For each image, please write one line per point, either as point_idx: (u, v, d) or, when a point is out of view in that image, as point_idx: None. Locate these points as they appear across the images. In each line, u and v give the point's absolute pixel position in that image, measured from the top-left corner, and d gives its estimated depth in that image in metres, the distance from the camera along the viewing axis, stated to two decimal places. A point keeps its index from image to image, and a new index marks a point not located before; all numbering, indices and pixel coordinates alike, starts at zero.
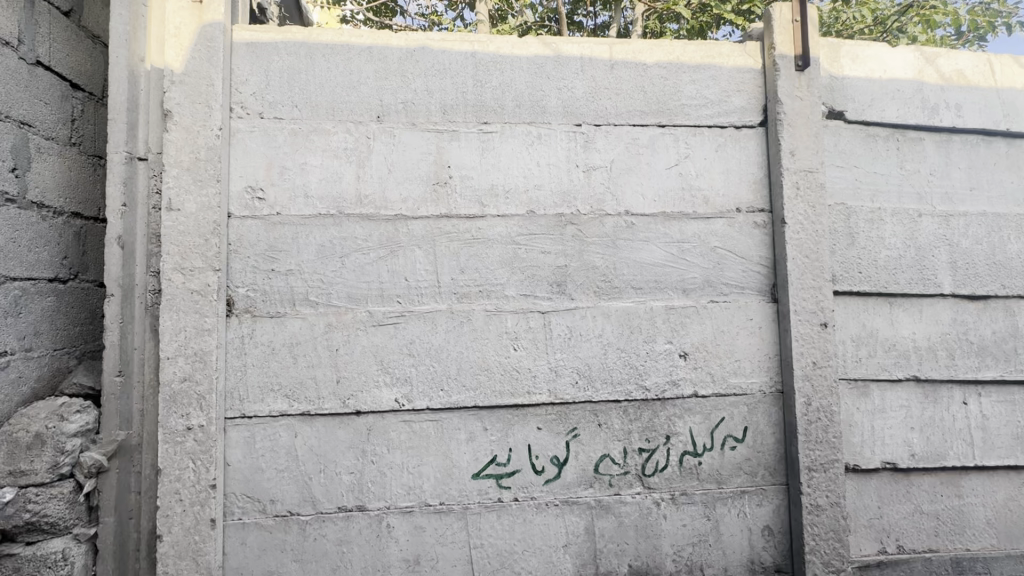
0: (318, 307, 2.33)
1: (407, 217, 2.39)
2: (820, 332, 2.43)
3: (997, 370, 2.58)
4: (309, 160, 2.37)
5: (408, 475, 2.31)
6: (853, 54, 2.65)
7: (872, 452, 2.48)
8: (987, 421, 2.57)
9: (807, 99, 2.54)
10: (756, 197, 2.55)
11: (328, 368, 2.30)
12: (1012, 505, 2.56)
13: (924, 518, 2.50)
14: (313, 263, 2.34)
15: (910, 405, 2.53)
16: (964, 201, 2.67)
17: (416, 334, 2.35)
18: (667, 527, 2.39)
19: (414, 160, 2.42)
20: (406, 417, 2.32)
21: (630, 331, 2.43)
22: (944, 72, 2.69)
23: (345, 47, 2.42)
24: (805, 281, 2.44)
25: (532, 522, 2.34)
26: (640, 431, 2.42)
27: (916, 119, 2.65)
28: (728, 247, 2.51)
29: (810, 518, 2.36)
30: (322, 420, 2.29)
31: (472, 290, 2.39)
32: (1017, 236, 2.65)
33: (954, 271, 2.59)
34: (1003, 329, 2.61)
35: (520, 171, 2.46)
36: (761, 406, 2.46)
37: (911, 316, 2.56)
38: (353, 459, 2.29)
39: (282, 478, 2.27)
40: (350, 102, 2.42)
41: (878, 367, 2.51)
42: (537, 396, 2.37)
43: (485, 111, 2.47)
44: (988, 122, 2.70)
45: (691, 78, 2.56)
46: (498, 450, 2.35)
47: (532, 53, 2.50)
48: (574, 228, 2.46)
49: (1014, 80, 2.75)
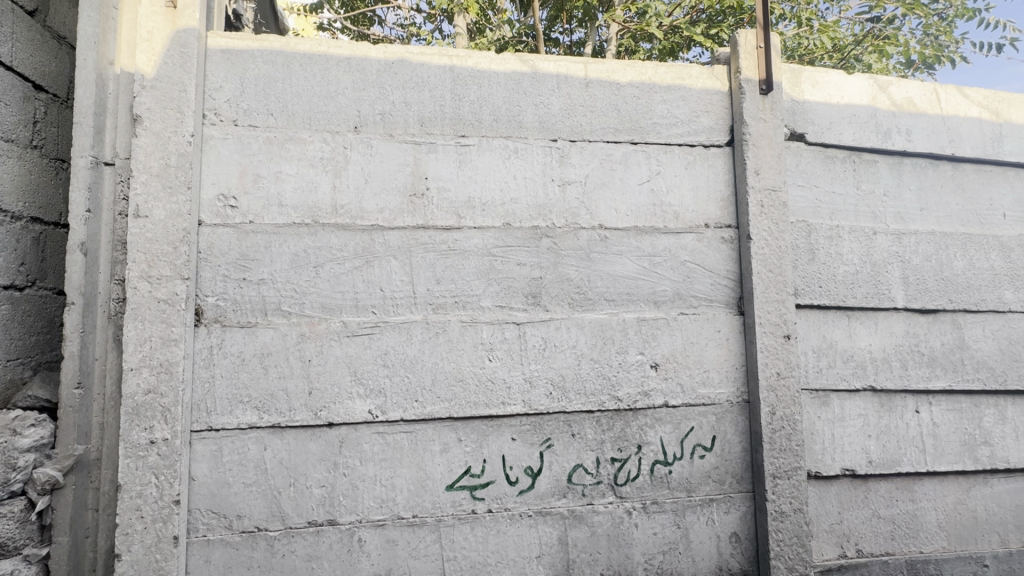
0: (291, 316, 2.30)
1: (383, 227, 2.39)
2: (784, 343, 2.53)
3: (946, 380, 2.74)
4: (284, 169, 2.36)
5: (381, 488, 2.29)
6: (813, 80, 2.79)
7: (832, 459, 2.58)
8: (938, 428, 2.71)
9: (770, 121, 2.67)
10: (724, 213, 2.65)
11: (300, 379, 2.27)
12: (961, 509, 2.70)
13: (881, 522, 2.61)
14: (286, 272, 2.31)
15: (867, 414, 2.65)
16: (914, 220, 2.83)
17: (391, 345, 2.34)
18: (639, 535, 2.43)
19: (391, 171, 2.43)
20: (380, 428, 2.30)
21: (603, 343, 2.48)
22: (895, 99, 2.87)
23: (323, 56, 2.43)
24: (768, 295, 2.54)
25: (505, 534, 2.34)
26: (612, 441, 2.46)
27: (871, 142, 2.81)
28: (697, 261, 2.59)
29: (775, 524, 2.44)
30: (292, 432, 2.25)
31: (448, 301, 2.40)
32: (962, 253, 2.83)
33: (906, 285, 2.74)
34: (951, 341, 2.77)
35: (497, 184, 2.49)
36: (728, 415, 2.54)
37: (868, 328, 2.69)
38: (324, 472, 2.25)
39: (250, 492, 2.21)
40: (327, 112, 2.42)
41: (838, 378, 2.63)
42: (512, 406, 2.39)
43: (463, 124, 2.50)
44: (935, 146, 2.88)
45: (662, 98, 2.66)
46: (473, 461, 2.35)
47: (509, 69, 2.55)
48: (550, 241, 2.50)
49: (959, 108, 2.94)
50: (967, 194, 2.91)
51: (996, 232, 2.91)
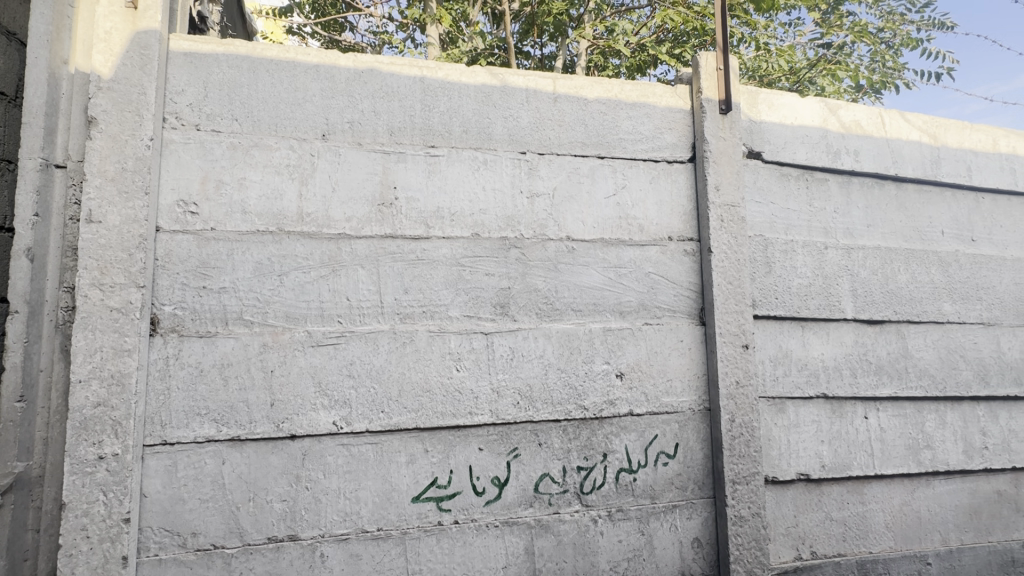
0: (253, 326, 2.24)
1: (350, 236, 2.37)
2: (742, 353, 2.62)
3: (892, 387, 2.89)
4: (248, 176, 2.31)
5: (345, 501, 2.24)
6: (769, 101, 2.94)
7: (788, 464, 2.68)
8: (885, 433, 2.86)
9: (729, 140, 2.79)
10: (686, 227, 2.74)
11: (262, 391, 2.21)
12: (906, 510, 2.85)
13: (834, 524, 2.72)
14: (249, 280, 2.26)
15: (821, 421, 2.77)
16: (862, 236, 3.00)
17: (357, 355, 2.31)
18: (604, 543, 2.46)
19: (359, 179, 2.42)
20: (345, 440, 2.27)
21: (570, 352, 2.51)
22: (844, 121, 3.05)
23: (290, 63, 2.41)
24: (728, 306, 2.63)
25: (472, 545, 2.33)
26: (578, 449, 2.49)
27: (823, 162, 2.97)
28: (661, 272, 2.67)
29: (734, 529, 2.51)
30: (252, 445, 2.19)
31: (416, 311, 2.40)
32: (905, 268, 3.01)
33: (855, 297, 2.89)
34: (896, 350, 2.93)
35: (466, 195, 2.51)
36: (690, 423, 2.61)
37: (820, 338, 2.82)
38: (286, 486, 2.20)
39: (206, 508, 2.13)
40: (294, 119, 2.39)
41: (793, 386, 2.74)
42: (479, 416, 2.39)
43: (432, 134, 2.51)
44: (881, 166, 3.07)
45: (628, 115, 2.75)
46: (439, 472, 2.34)
47: (479, 82, 2.59)
48: (518, 251, 2.53)
49: (901, 131, 3.15)
50: (909, 212, 3.10)
51: (935, 248, 3.11)
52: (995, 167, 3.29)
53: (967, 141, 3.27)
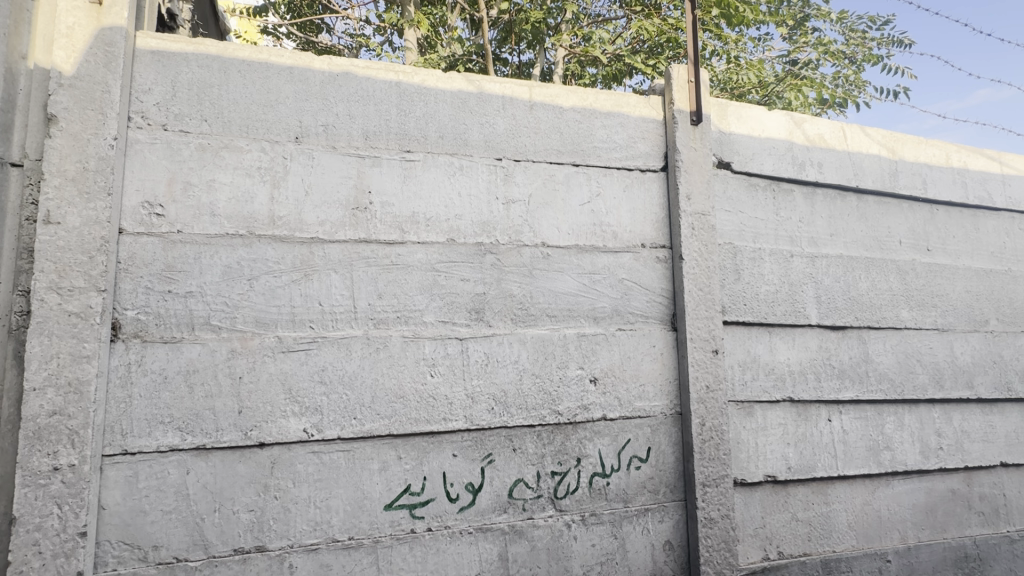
0: (221, 331, 2.19)
1: (324, 240, 2.35)
2: (712, 358, 2.69)
3: (854, 391, 3.00)
4: (217, 178, 2.26)
5: (315, 510, 2.20)
6: (738, 113, 3.03)
7: (756, 466, 2.75)
8: (848, 435, 2.96)
9: (700, 150, 2.87)
10: (659, 234, 2.80)
11: (229, 398, 2.16)
12: (868, 509, 2.95)
13: (799, 524, 2.80)
14: (217, 284, 2.21)
15: (787, 424, 2.85)
16: (826, 245, 3.11)
17: (329, 360, 2.28)
18: (578, 547, 2.47)
19: (333, 183, 2.39)
20: (316, 447, 2.23)
21: (544, 358, 2.53)
22: (809, 135, 3.16)
23: (263, 64, 2.37)
24: (698, 312, 2.70)
25: (445, 552, 2.31)
26: (553, 454, 2.50)
27: (789, 173, 3.08)
28: (634, 279, 2.72)
29: (704, 530, 2.56)
30: (219, 454, 2.13)
31: (390, 316, 2.38)
32: (865, 276, 3.13)
33: (819, 304, 3.00)
34: (858, 355, 3.04)
35: (442, 200, 2.51)
36: (662, 427, 2.65)
37: (787, 344, 2.91)
38: (253, 496, 2.14)
39: (169, 520, 2.06)
40: (266, 120, 2.35)
41: (760, 390, 2.82)
42: (453, 422, 2.38)
43: (408, 139, 2.51)
44: (843, 178, 3.19)
45: (602, 124, 2.80)
46: (413, 479, 2.32)
47: (455, 88, 2.60)
48: (493, 257, 2.54)
49: (862, 145, 3.28)
50: (869, 222, 3.24)
51: (893, 257, 3.25)
52: (949, 181, 3.47)
53: (923, 156, 3.43)
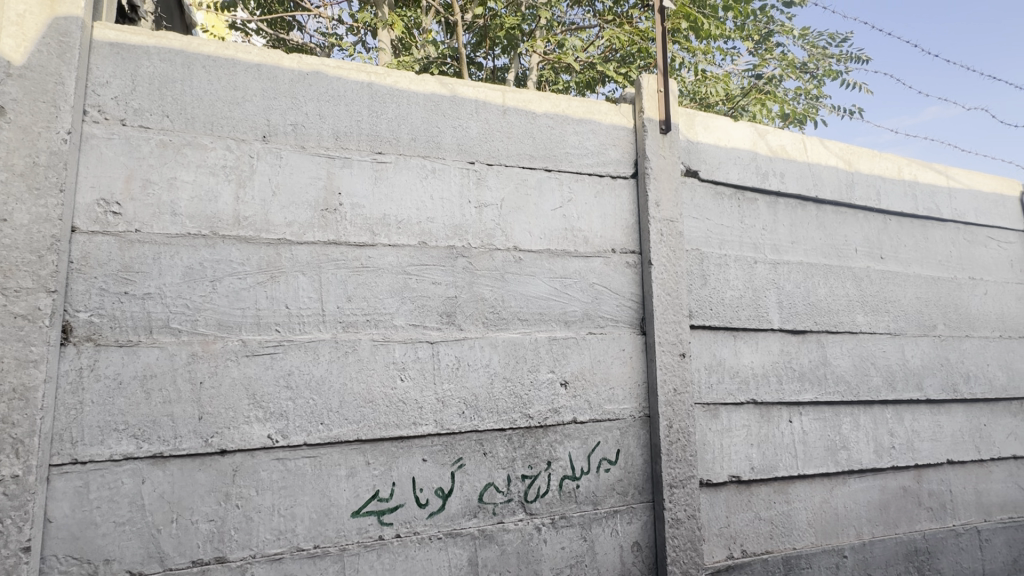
0: (181, 335, 2.11)
1: (291, 241, 2.30)
2: (679, 361, 2.75)
3: (813, 393, 3.12)
4: (179, 176, 2.19)
5: (279, 519, 2.14)
6: (705, 124, 3.13)
7: (720, 467, 2.82)
8: (807, 436, 3.07)
9: (669, 158, 2.94)
10: (628, 240, 2.85)
11: (189, 404, 2.08)
12: (826, 507, 3.06)
13: (762, 523, 2.88)
14: (177, 286, 2.13)
15: (750, 425, 2.94)
16: (788, 252, 3.23)
17: (295, 365, 2.23)
18: (547, 551, 2.48)
19: (302, 184, 2.34)
20: (280, 454, 2.17)
21: (515, 362, 2.54)
22: (772, 146, 3.29)
23: (229, 61, 2.32)
24: (666, 316, 2.76)
25: (413, 559, 2.28)
26: (523, 458, 2.51)
27: (753, 182, 3.18)
28: (605, 283, 2.76)
29: (671, 531, 2.61)
30: (177, 462, 2.05)
31: (359, 320, 2.34)
32: (824, 282, 3.26)
33: (781, 309, 3.11)
34: (817, 358, 3.16)
35: (413, 203, 2.49)
36: (631, 429, 2.69)
37: (750, 347, 3.00)
38: (214, 505, 2.07)
39: (122, 532, 1.97)
40: (232, 118, 2.29)
41: (726, 392, 2.90)
42: (423, 427, 2.36)
43: (379, 141, 2.49)
44: (803, 189, 3.32)
45: (574, 130, 2.84)
46: (381, 485, 2.28)
47: (428, 90, 2.59)
48: (465, 260, 2.54)
49: (821, 157, 3.43)
50: (828, 231, 3.38)
51: (850, 264, 3.39)
52: (900, 193, 3.65)
53: (877, 168, 3.61)
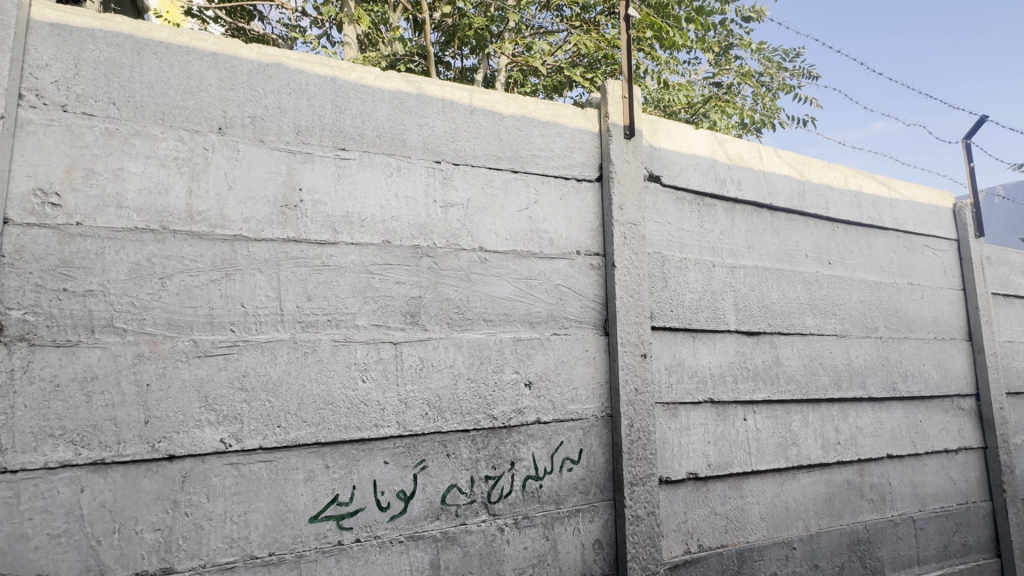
0: (126, 335, 2.00)
1: (248, 238, 2.21)
2: (640, 361, 2.82)
3: (766, 392, 3.25)
4: (126, 166, 2.08)
5: (231, 526, 2.06)
6: (667, 130, 3.21)
7: (679, 465, 2.90)
8: (760, 433, 3.20)
9: (632, 163, 3.01)
10: (593, 242, 2.89)
11: (134, 407, 1.98)
12: (777, 501, 3.19)
13: (717, 518, 2.98)
14: (123, 283, 2.02)
15: (707, 424, 3.03)
16: (744, 256, 3.35)
17: (251, 366, 2.15)
18: (510, 551, 2.48)
19: (260, 178, 2.27)
20: (233, 458, 2.08)
21: (480, 362, 2.53)
22: (730, 154, 3.41)
23: (183, 48, 2.22)
24: (628, 317, 2.82)
25: (374, 563, 2.24)
26: (486, 459, 2.50)
27: (712, 189, 3.29)
28: (569, 285, 2.79)
29: (631, 528, 2.66)
30: (120, 469, 1.94)
31: (320, 320, 2.28)
32: (777, 285, 3.41)
33: (737, 311, 3.23)
34: (770, 359, 3.30)
35: (377, 201, 2.45)
36: (594, 429, 2.73)
37: (708, 348, 3.10)
38: (160, 514, 1.97)
39: (57, 545, 1.85)
40: (185, 108, 2.19)
41: (685, 392, 2.98)
42: (385, 428, 2.32)
43: (343, 137, 2.43)
44: (759, 196, 3.46)
45: (541, 133, 2.86)
46: (341, 488, 2.23)
47: (394, 87, 2.56)
48: (430, 260, 2.52)
49: (775, 166, 3.58)
50: (781, 237, 3.53)
51: (801, 269, 3.56)
52: (847, 202, 3.86)
53: (826, 178, 3.80)
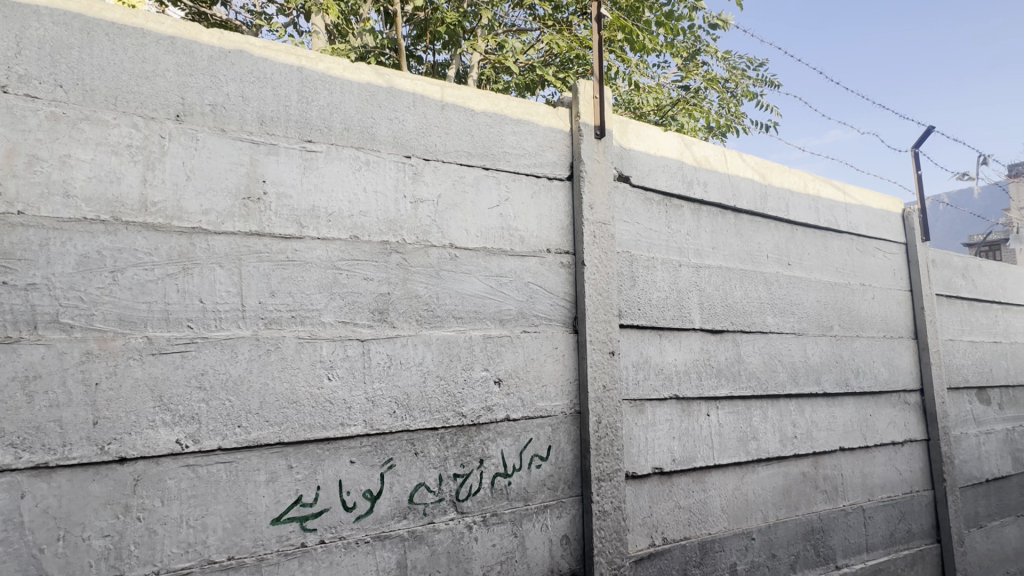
0: (73, 331, 1.89)
1: (208, 231, 2.13)
2: (608, 359, 2.85)
3: (728, 388, 3.35)
4: (74, 153, 1.96)
5: (188, 530, 1.98)
6: (637, 131, 3.27)
7: (645, 460, 2.96)
8: (723, 428, 3.30)
9: (603, 163, 3.04)
10: (563, 240, 2.91)
11: (82, 408, 1.87)
12: (738, 493, 3.30)
13: (681, 511, 3.06)
14: (69, 276, 1.91)
15: (673, 419, 3.10)
16: (709, 256, 3.44)
17: (210, 364, 2.07)
18: (478, 548, 2.48)
19: (220, 169, 2.18)
20: (190, 460, 2.00)
21: (449, 360, 2.52)
22: (697, 156, 3.49)
23: (138, 30, 2.11)
24: (598, 315, 2.85)
25: (339, 564, 2.19)
26: (455, 457, 2.49)
27: (679, 190, 3.37)
28: (539, 283, 2.80)
29: (598, 523, 2.70)
30: (65, 473, 1.83)
31: (283, 316, 2.21)
32: (740, 285, 3.52)
33: (702, 310, 3.31)
34: (732, 356, 3.41)
35: (345, 195, 2.40)
36: (562, 426, 2.75)
37: (674, 346, 3.18)
38: (110, 519, 1.87)
39: None
40: (140, 93, 2.09)
41: (651, 388, 3.04)
42: (352, 427, 2.28)
43: (309, 129, 2.37)
44: (723, 198, 3.56)
45: (513, 130, 2.86)
46: (305, 489, 2.18)
47: (363, 79, 2.50)
48: (399, 256, 2.48)
49: (739, 169, 3.69)
50: (744, 239, 3.64)
51: (762, 269, 3.68)
52: (806, 205, 4.02)
53: (787, 182, 3.94)
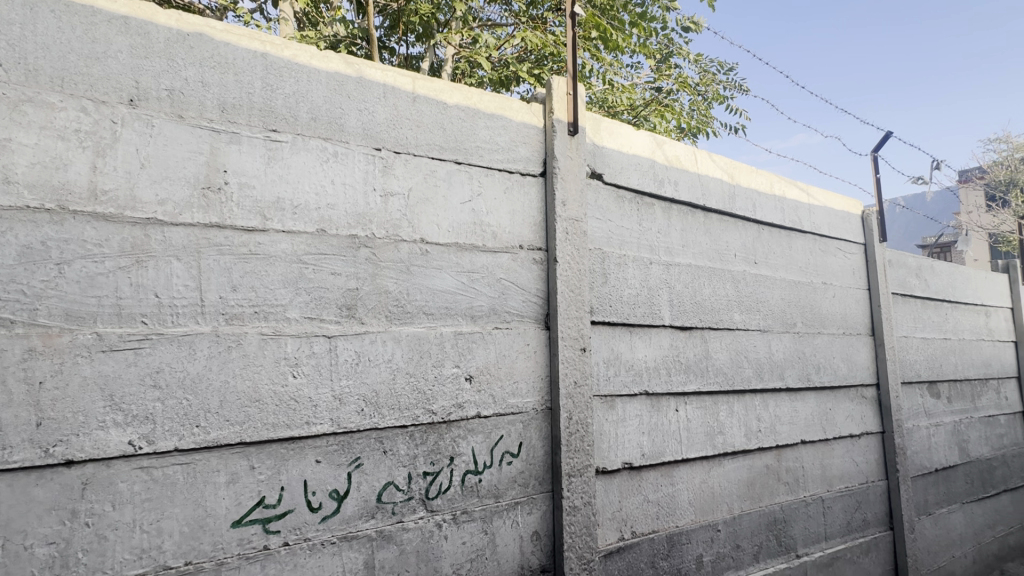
0: (13, 327, 1.78)
1: (164, 222, 2.03)
2: (580, 355, 2.87)
3: (697, 384, 3.42)
4: (16, 137, 1.84)
5: (141, 535, 1.89)
6: (610, 129, 3.28)
7: (615, 455, 2.99)
8: (691, 423, 3.36)
9: (575, 160, 3.04)
10: (536, 237, 2.90)
11: (24, 408, 1.76)
12: (704, 486, 3.38)
13: (650, 505, 3.10)
14: (9, 268, 1.79)
15: (642, 415, 3.14)
16: (679, 254, 3.50)
17: (166, 361, 1.97)
18: (448, 547, 2.46)
19: (178, 157, 2.08)
20: (144, 462, 1.91)
21: (419, 356, 2.48)
22: (668, 155, 3.54)
23: (88, 8, 1.99)
24: (570, 312, 2.86)
25: (303, 567, 2.14)
26: (425, 455, 2.46)
27: (650, 188, 3.40)
28: (511, 279, 2.79)
29: (568, 518, 2.71)
30: (4, 478, 1.72)
31: (245, 312, 2.13)
32: (708, 283, 3.59)
33: (672, 307, 3.36)
34: (700, 352, 3.47)
35: (312, 187, 2.33)
36: (533, 422, 2.75)
37: (644, 342, 3.22)
38: (56, 526, 1.77)
39: None
40: (89, 75, 1.97)
41: (622, 384, 3.07)
42: (317, 426, 2.22)
43: (274, 118, 2.28)
44: (693, 197, 3.62)
45: (486, 125, 2.83)
46: (268, 490, 2.11)
47: (332, 68, 2.43)
48: (368, 251, 2.42)
49: (708, 169, 3.76)
50: (713, 237, 3.71)
51: (730, 267, 3.76)
52: (772, 205, 4.12)
53: (754, 183, 4.04)
